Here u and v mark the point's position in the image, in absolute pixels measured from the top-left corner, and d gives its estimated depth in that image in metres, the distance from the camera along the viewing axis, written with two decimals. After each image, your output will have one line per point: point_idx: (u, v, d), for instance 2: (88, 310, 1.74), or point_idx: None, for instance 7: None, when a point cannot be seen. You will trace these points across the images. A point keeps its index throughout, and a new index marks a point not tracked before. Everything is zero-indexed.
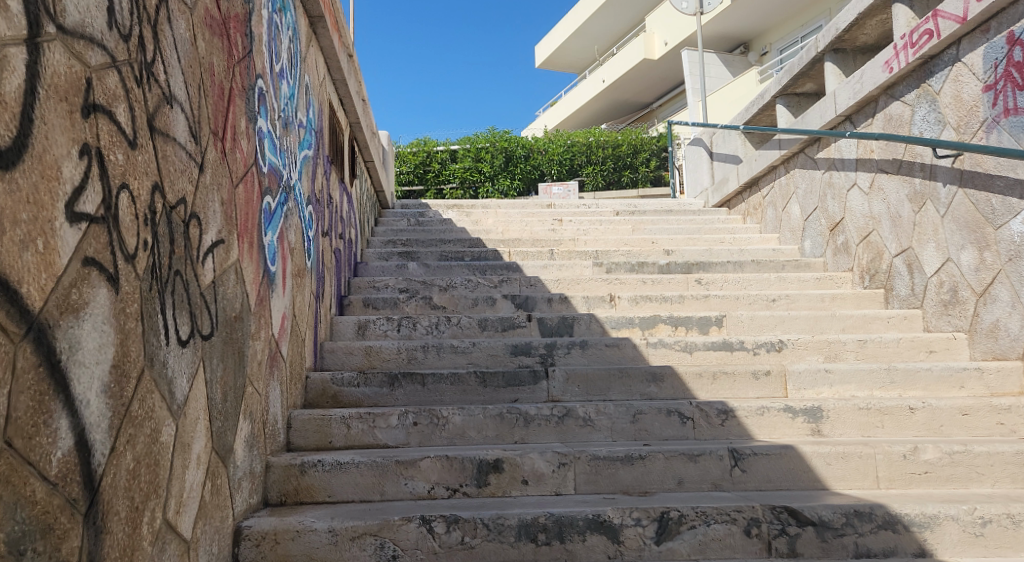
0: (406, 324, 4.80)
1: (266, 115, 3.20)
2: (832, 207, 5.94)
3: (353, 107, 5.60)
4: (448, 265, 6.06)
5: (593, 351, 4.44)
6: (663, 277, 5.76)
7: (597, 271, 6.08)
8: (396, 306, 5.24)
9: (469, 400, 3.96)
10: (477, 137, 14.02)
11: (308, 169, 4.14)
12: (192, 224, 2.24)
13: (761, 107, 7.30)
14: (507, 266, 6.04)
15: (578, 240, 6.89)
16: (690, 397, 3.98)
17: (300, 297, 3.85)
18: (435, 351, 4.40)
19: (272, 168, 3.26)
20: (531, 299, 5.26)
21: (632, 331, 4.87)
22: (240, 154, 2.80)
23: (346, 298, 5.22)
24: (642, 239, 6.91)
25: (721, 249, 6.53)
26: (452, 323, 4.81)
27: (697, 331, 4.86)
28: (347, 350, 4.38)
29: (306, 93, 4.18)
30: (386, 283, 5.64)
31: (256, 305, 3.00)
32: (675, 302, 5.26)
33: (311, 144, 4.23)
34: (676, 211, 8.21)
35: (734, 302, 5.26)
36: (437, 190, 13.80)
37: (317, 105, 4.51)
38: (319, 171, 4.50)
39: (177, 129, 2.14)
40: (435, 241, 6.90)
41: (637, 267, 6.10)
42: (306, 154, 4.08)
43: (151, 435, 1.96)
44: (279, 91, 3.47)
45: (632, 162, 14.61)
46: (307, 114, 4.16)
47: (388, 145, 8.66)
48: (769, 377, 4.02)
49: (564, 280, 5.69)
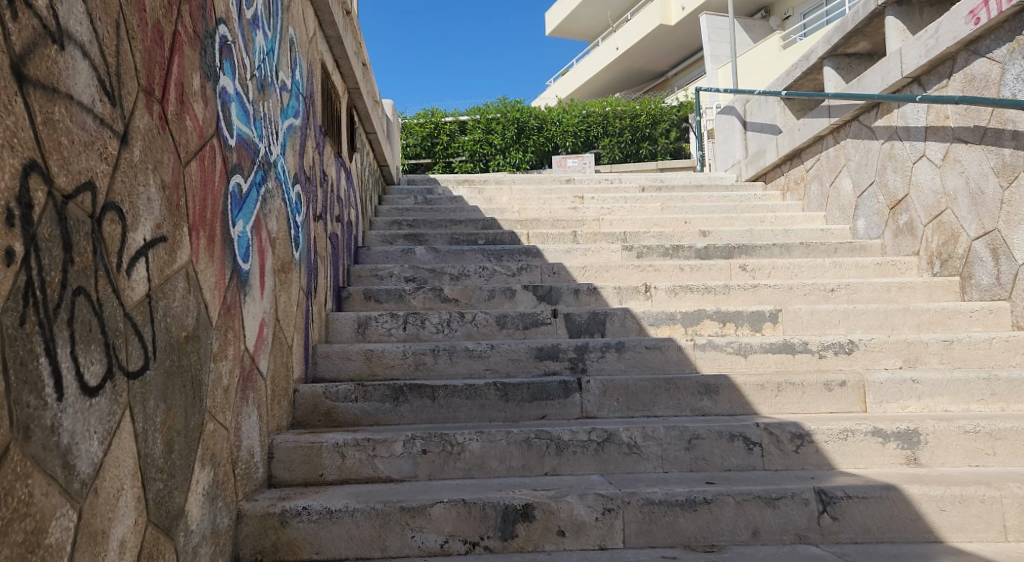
0: (414, 321, 4.18)
1: (232, 72, 2.53)
2: (893, 182, 5.25)
3: (350, 70, 4.92)
4: (461, 250, 5.43)
5: (630, 355, 3.79)
6: (703, 264, 5.08)
7: (626, 256, 5.43)
8: (402, 298, 4.60)
9: (489, 418, 3.33)
10: (488, 107, 13.31)
11: (295, 143, 3.48)
12: (108, 220, 1.63)
13: (805, 70, 6.57)
14: (527, 251, 5.41)
15: (603, 220, 6.22)
16: (751, 413, 3.33)
17: (285, 297, 3.20)
18: (447, 355, 3.77)
19: (240, 141, 2.59)
20: (556, 290, 4.63)
21: (673, 329, 4.22)
22: (193, 119, 2.15)
23: (345, 290, 4.60)
24: (674, 219, 6.23)
25: (764, 230, 5.85)
26: (466, 320, 4.20)
27: (748, 328, 4.20)
28: (345, 354, 3.74)
29: (292, 50, 3.50)
30: (390, 271, 5.00)
31: (222, 315, 2.36)
32: (720, 294, 4.61)
33: (298, 111, 3.57)
34: (708, 186, 7.51)
35: (787, 293, 4.60)
36: (446, 163, 13.13)
37: (306, 66, 3.84)
38: (310, 144, 3.84)
39: (77, 85, 1.55)
40: (445, 222, 6.24)
41: (671, 252, 5.44)
42: (291, 123, 3.42)
43: (28, 538, 1.44)
44: (252, 44, 2.80)
45: (650, 133, 13.85)
46: (293, 75, 3.50)
47: (394, 116, 7.98)
48: (845, 389, 3.35)
49: (591, 267, 5.05)
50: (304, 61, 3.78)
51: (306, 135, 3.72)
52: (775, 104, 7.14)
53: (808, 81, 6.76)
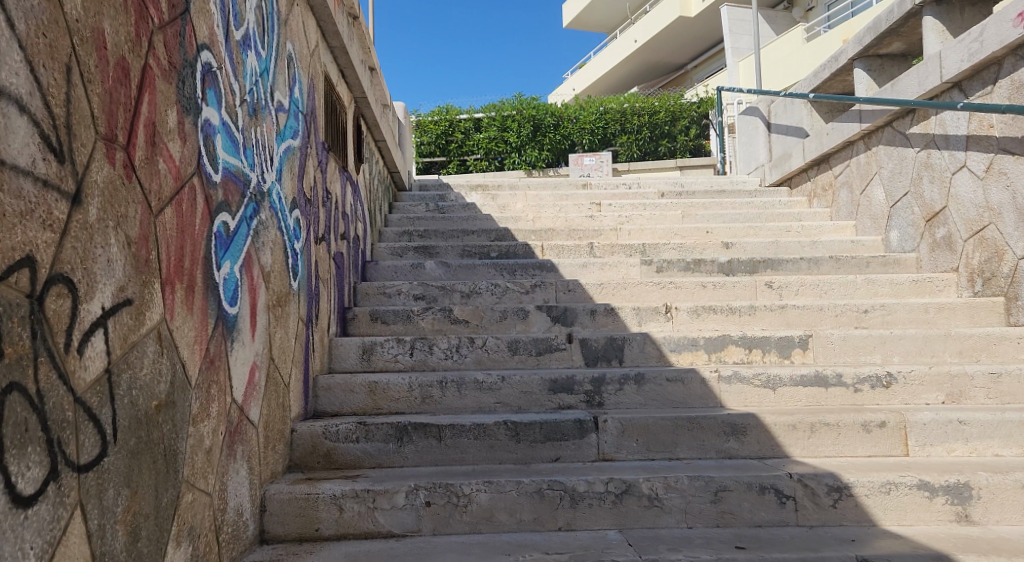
0: (422, 346, 3.97)
1: (218, 101, 2.32)
2: (930, 193, 4.98)
3: (357, 79, 4.70)
4: (472, 264, 5.22)
5: (650, 388, 3.56)
6: (727, 280, 4.83)
7: (645, 270, 5.20)
8: (410, 320, 4.40)
9: (498, 460, 3.12)
10: (503, 104, 13.10)
11: (293, 165, 3.27)
12: (53, 297, 1.57)
13: (834, 71, 6.29)
14: (541, 265, 5.20)
15: (621, 230, 5.99)
16: (781, 457, 3.10)
17: (281, 333, 2.99)
18: (455, 387, 3.55)
19: (227, 173, 2.37)
20: (571, 311, 4.40)
21: (696, 355, 3.99)
22: (167, 160, 1.95)
23: (350, 310, 4.39)
24: (695, 229, 6.00)
25: (790, 241, 5.60)
26: (476, 345, 3.99)
27: (776, 355, 3.96)
28: (347, 387, 3.54)
29: (291, 65, 3.29)
30: (399, 289, 4.81)
31: (204, 369, 2.15)
32: (745, 315, 4.37)
33: (298, 130, 3.36)
34: (730, 192, 7.25)
35: (817, 315, 4.35)
36: (460, 161, 12.97)
37: (307, 80, 3.62)
38: (310, 163, 3.63)
39: (13, 154, 1.48)
40: (457, 232, 6.03)
41: (692, 266, 5.20)
42: (289, 145, 3.20)
43: None
44: (242, 66, 2.58)
45: (670, 130, 13.51)
46: (291, 93, 3.28)
47: (405, 119, 7.77)
48: (884, 430, 3.10)
49: (608, 284, 4.83)
50: (305, 76, 3.57)
51: (306, 154, 3.50)
52: (801, 106, 6.85)
53: (837, 83, 6.48)
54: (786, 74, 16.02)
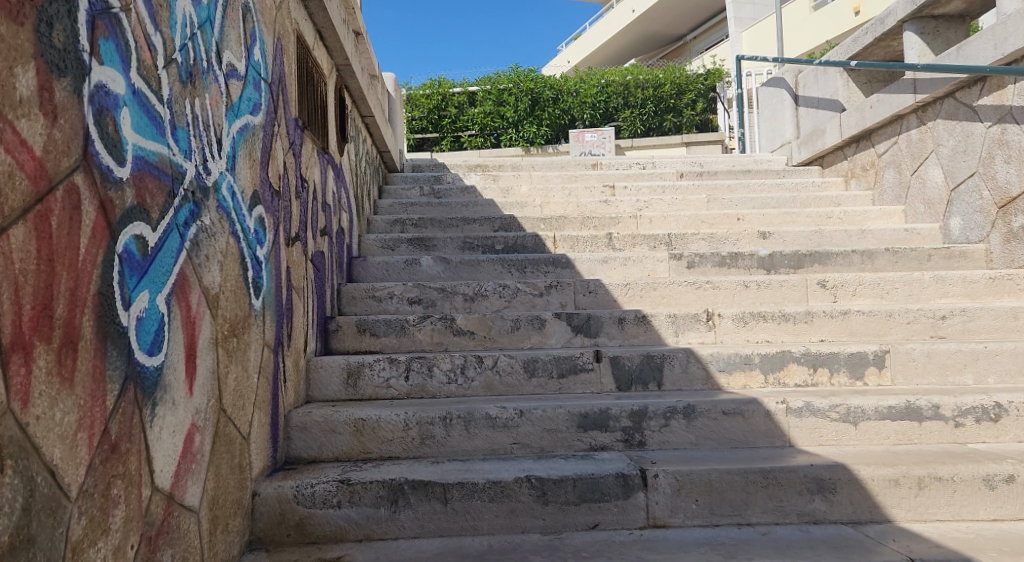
0: (419, 368, 3.29)
1: (120, 59, 1.68)
2: (1003, 175, 4.30)
3: (337, 44, 3.96)
4: (476, 260, 4.55)
5: (702, 423, 2.88)
6: (774, 279, 4.15)
7: (674, 266, 4.54)
8: (403, 332, 3.71)
9: (521, 528, 2.45)
10: (499, 77, 12.35)
11: (254, 148, 2.56)
12: None
13: (879, 35, 5.57)
14: (554, 260, 4.55)
15: (641, 217, 5.34)
16: (880, 521, 2.44)
17: (238, 371, 2.29)
18: (461, 424, 2.87)
19: (142, 162, 1.73)
20: (595, 319, 3.74)
21: (750, 376, 3.30)
22: (14, 150, 1.44)
23: (333, 321, 3.69)
24: (725, 215, 5.33)
25: (834, 230, 4.93)
26: (486, 366, 3.31)
27: (846, 375, 3.27)
28: (328, 426, 2.84)
29: (250, 20, 2.58)
30: (391, 291, 4.12)
31: (101, 459, 1.63)
32: (800, 323, 3.70)
33: (260, 104, 2.64)
34: (756, 172, 6.56)
35: (885, 321, 3.67)
36: (454, 137, 12.29)
37: (273, 38, 2.90)
38: (279, 145, 2.91)
39: None
40: (456, 221, 5.35)
41: (728, 261, 4.54)
42: (247, 121, 2.47)
43: None
44: (167, 9, 1.89)
45: (676, 104, 12.69)
46: (251, 55, 2.56)
47: (396, 92, 7.03)
48: (1013, 487, 2.43)
49: (635, 284, 4.16)
50: (271, 36, 2.84)
51: (271, 133, 2.78)
52: (837, 76, 6.14)
53: (880, 48, 5.77)
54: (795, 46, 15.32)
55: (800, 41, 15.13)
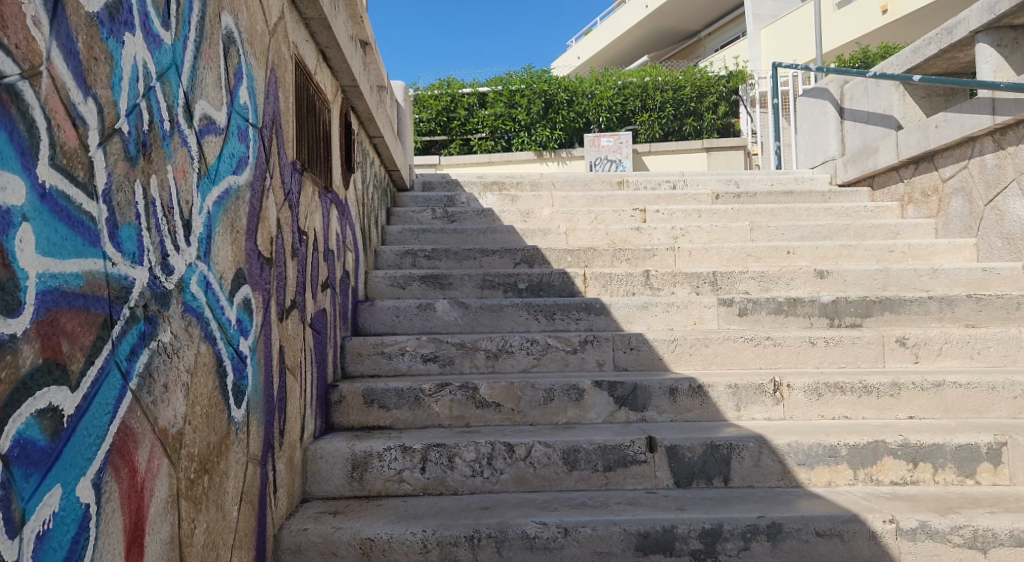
0: (438, 459, 2.76)
1: (12, 154, 1.26)
2: None
3: (343, 63, 3.41)
4: (498, 305, 4.03)
5: (790, 547, 2.34)
6: (847, 334, 3.61)
7: (724, 312, 4.03)
8: (417, 404, 3.17)
9: None
10: (511, 78, 11.82)
11: (236, 216, 2.01)
12: None
13: (944, 47, 4.99)
14: (588, 306, 4.02)
15: (680, 249, 4.82)
16: None
17: (216, 518, 1.78)
18: (493, 545, 2.34)
19: (52, 294, 1.32)
20: (643, 389, 3.19)
21: (835, 472, 2.74)
22: None
23: (335, 391, 3.14)
24: (774, 247, 4.83)
25: (902, 269, 4.39)
26: (517, 457, 2.77)
27: (952, 472, 2.71)
28: (329, 548, 2.31)
29: (237, 52, 2.04)
30: (402, 346, 3.59)
31: None
32: (885, 396, 3.14)
33: (247, 156, 2.10)
34: (799, 194, 5.99)
35: (987, 397, 3.11)
36: (463, 140, 11.81)
37: (267, 69, 2.35)
38: (270, 200, 2.36)
39: None
40: (473, 252, 4.83)
41: (786, 308, 4.00)
42: (229, 185, 1.93)
43: None
44: (104, 61, 1.44)
45: (697, 107, 11.99)
46: (235, 99, 2.02)
47: (406, 100, 6.49)
48: None
49: (684, 339, 3.62)
50: (263, 68, 2.28)
51: (259, 188, 2.23)
52: (890, 89, 5.57)
53: (942, 61, 5.20)
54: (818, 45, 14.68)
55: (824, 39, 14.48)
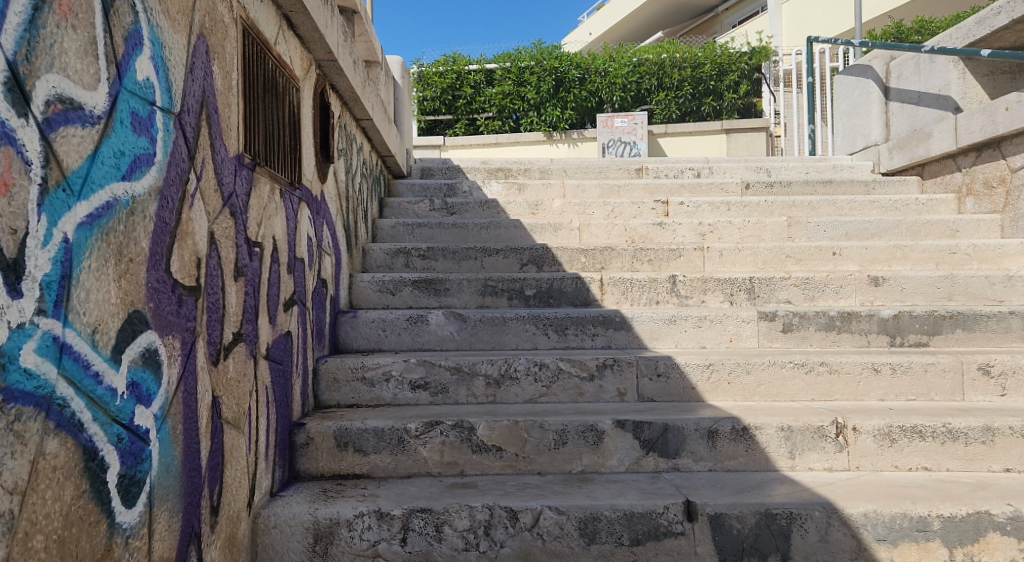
0: (422, 528, 2.20)
1: None
2: None
3: (316, 33, 2.83)
4: (500, 317, 3.46)
5: None
6: (917, 359, 3.03)
7: (765, 328, 3.46)
8: (401, 448, 2.61)
9: None
10: (520, 54, 11.19)
11: (132, 237, 1.53)
12: None
13: (1016, 17, 4.37)
14: (605, 319, 3.46)
15: (709, 249, 4.24)
16: None
17: None
18: None
19: None
20: (675, 432, 2.63)
21: (926, 551, 2.17)
22: None
23: (300, 432, 2.57)
24: (816, 248, 4.25)
25: (969, 276, 3.79)
26: (522, 526, 2.21)
27: None
28: None
29: (130, 8, 1.53)
30: (386, 371, 3.03)
31: None
32: (975, 444, 2.57)
33: (163, 153, 1.63)
34: (838, 184, 5.37)
35: None
36: (469, 120, 11.20)
37: (192, 35, 1.79)
38: (198, 208, 1.78)
39: None
40: (473, 251, 4.26)
41: (838, 324, 3.44)
42: (116, 196, 1.49)
43: None
44: None
45: (716, 86, 11.27)
46: (128, 74, 1.53)
47: (404, 78, 5.89)
48: None
49: (722, 365, 3.04)
50: (187, 35, 1.75)
51: (177, 195, 1.68)
52: (947, 65, 4.96)
53: (1012, 33, 4.57)
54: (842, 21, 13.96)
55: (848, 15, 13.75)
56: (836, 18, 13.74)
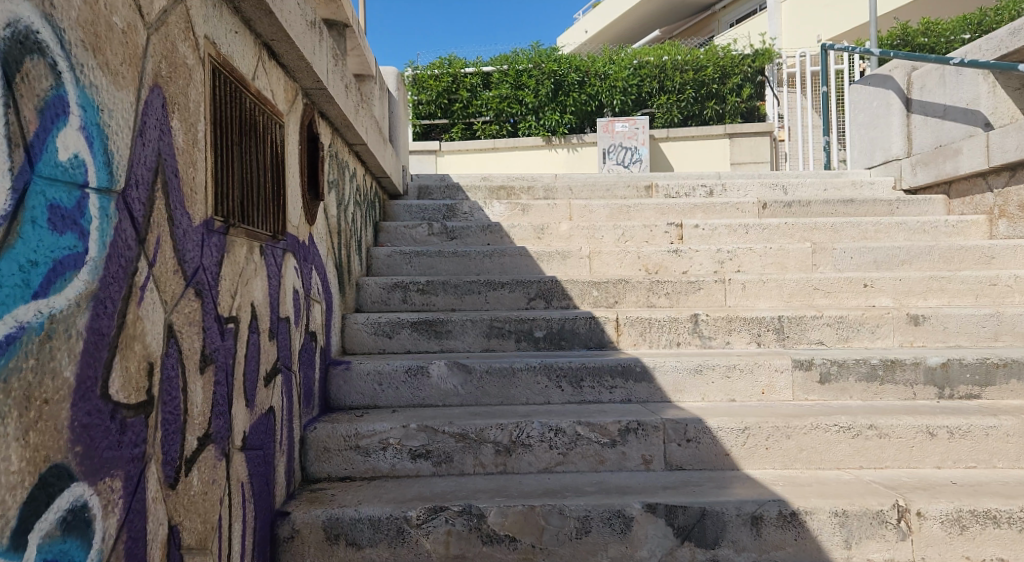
0: None
1: None
2: None
3: (303, 61, 2.48)
4: (509, 368, 3.13)
5: None
6: (974, 422, 2.68)
7: (799, 378, 3.13)
8: (400, 540, 2.28)
9: None
10: (518, 56, 10.86)
11: (48, 367, 1.29)
12: None
13: None
14: (625, 370, 3.13)
15: (732, 282, 3.91)
16: None
17: None
18: None
19: None
20: (713, 517, 2.30)
21: None
22: None
23: (284, 523, 2.25)
24: (847, 280, 3.91)
25: (1019, 315, 3.46)
26: None
27: None
28: None
29: (48, 76, 1.29)
30: (383, 438, 2.70)
31: None
32: None
33: (101, 251, 1.39)
34: (861, 203, 5.02)
35: None
36: (466, 124, 10.87)
37: (143, 88, 1.51)
38: (148, 301, 1.49)
39: None
40: (476, 285, 3.92)
41: (881, 374, 3.10)
42: (26, 322, 1.26)
43: None
44: None
45: (718, 89, 10.88)
46: (45, 168, 1.29)
47: (400, 90, 5.55)
48: None
49: (759, 430, 2.71)
50: (139, 98, 1.50)
51: (118, 294, 1.43)
52: (976, 78, 4.62)
53: None
54: (847, 19, 13.56)
55: (854, 14, 13.40)
56: (843, 18, 13.42)
